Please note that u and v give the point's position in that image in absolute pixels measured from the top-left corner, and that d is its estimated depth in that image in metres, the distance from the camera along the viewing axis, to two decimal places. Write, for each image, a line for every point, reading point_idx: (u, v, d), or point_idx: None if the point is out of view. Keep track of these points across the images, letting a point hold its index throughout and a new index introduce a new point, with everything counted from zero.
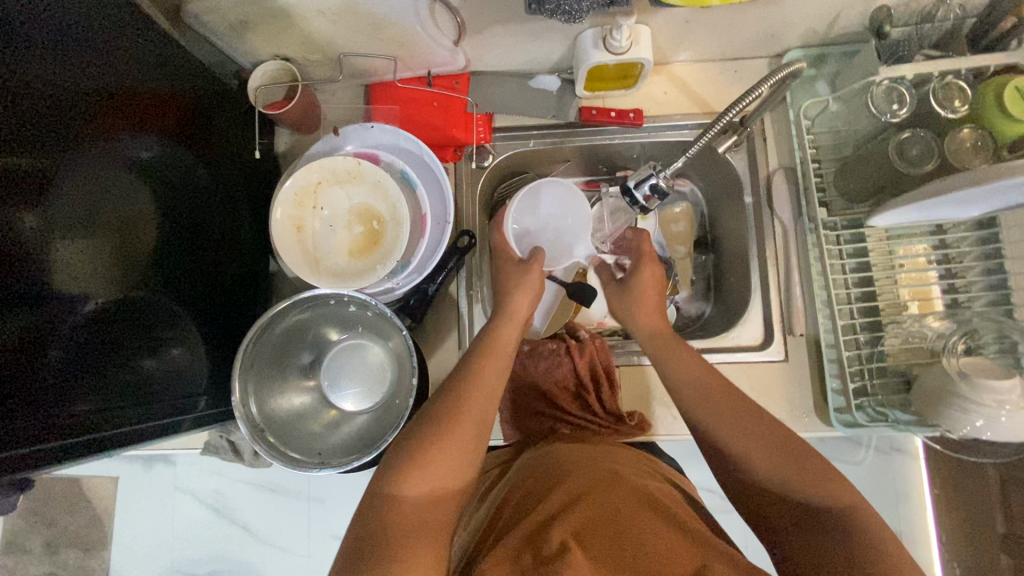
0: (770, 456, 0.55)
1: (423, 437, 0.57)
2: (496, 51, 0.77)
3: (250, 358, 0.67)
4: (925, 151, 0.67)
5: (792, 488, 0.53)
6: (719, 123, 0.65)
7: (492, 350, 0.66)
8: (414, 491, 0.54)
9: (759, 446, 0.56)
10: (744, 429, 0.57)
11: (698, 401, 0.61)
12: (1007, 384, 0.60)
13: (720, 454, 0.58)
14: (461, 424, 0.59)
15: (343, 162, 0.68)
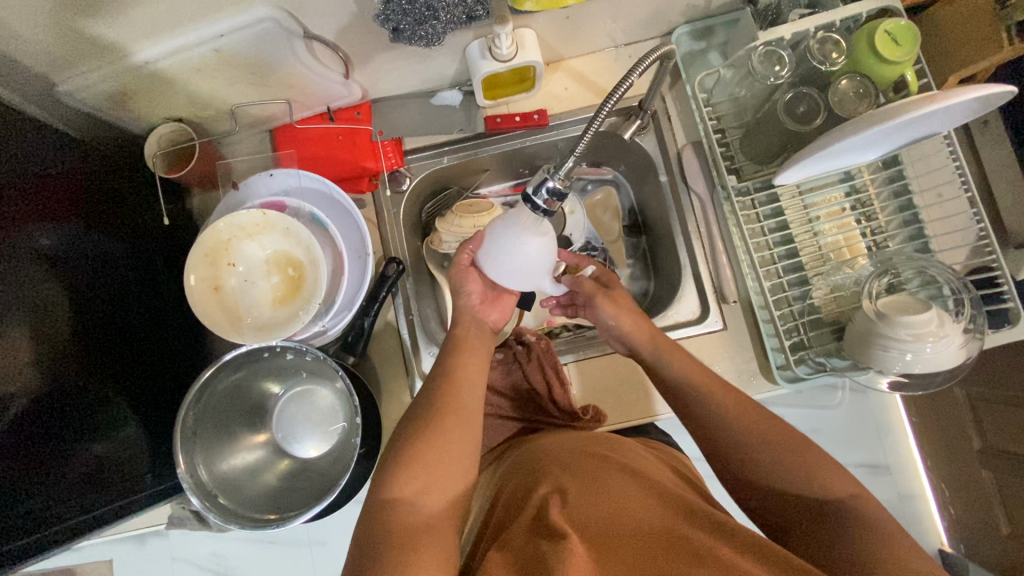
0: (763, 432, 0.57)
1: (418, 435, 0.57)
2: (389, 77, 0.76)
3: (193, 426, 0.66)
4: (811, 107, 0.69)
5: (782, 473, 0.55)
6: (602, 113, 0.57)
7: (466, 347, 0.67)
8: (409, 492, 0.54)
9: (755, 424, 0.57)
10: (745, 416, 0.58)
11: (693, 385, 0.62)
12: (922, 318, 0.63)
13: (722, 450, 0.58)
14: (456, 414, 0.59)
15: (248, 216, 0.67)
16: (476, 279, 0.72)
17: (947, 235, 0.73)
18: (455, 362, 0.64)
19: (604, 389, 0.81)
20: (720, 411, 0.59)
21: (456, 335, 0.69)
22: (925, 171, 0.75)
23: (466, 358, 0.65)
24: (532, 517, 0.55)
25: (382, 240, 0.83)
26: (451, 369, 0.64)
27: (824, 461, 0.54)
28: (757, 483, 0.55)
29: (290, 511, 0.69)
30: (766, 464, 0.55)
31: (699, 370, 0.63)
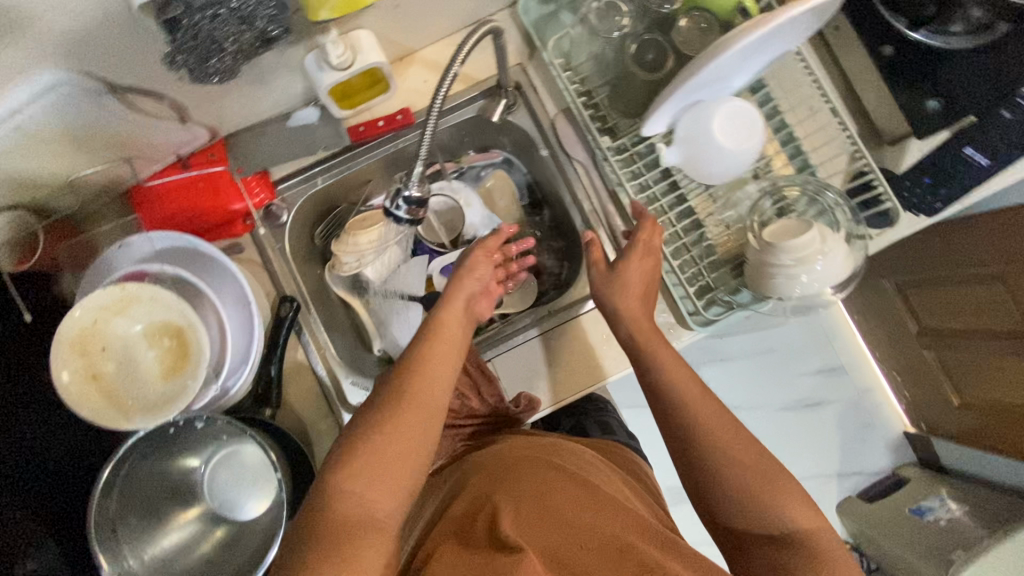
0: (724, 437, 0.58)
1: (374, 428, 0.53)
2: (233, 110, 0.72)
3: (114, 526, 0.64)
4: (661, 51, 0.69)
5: (732, 472, 0.56)
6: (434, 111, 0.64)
7: (439, 334, 0.62)
8: (357, 491, 0.51)
9: (717, 437, 0.58)
10: (708, 404, 0.60)
11: (669, 364, 0.62)
12: (804, 240, 0.63)
13: (686, 430, 0.59)
14: (421, 410, 0.55)
15: (105, 294, 0.63)
16: (478, 266, 0.68)
17: (821, 147, 0.74)
18: (416, 354, 0.59)
19: (533, 374, 0.79)
20: (688, 415, 0.59)
21: (437, 321, 0.63)
22: (788, 89, 0.75)
23: (434, 350, 0.60)
24: (487, 528, 0.54)
25: (274, 279, 0.79)
26: (421, 358, 0.59)
27: (777, 473, 0.56)
28: (727, 465, 0.56)
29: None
30: (725, 458, 0.57)
31: (678, 365, 0.62)
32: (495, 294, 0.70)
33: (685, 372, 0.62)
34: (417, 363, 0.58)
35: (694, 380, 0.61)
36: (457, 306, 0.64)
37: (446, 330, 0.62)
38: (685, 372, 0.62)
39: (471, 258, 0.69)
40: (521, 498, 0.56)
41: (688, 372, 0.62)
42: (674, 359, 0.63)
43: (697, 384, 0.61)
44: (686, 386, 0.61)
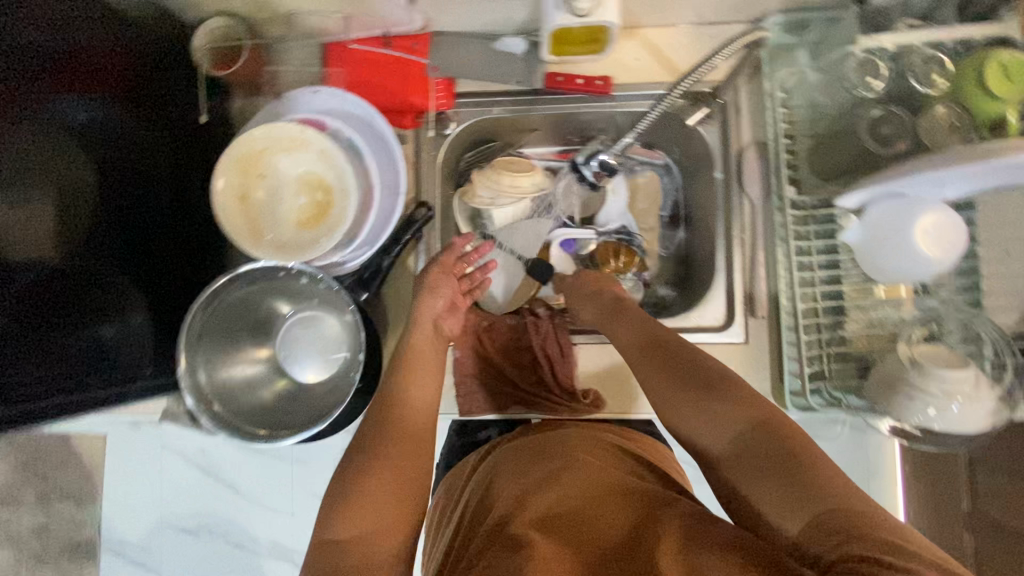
0: (720, 409, 0.55)
1: (353, 470, 0.58)
2: (456, 11, 0.72)
3: (198, 330, 0.66)
4: (898, 129, 0.65)
5: (731, 439, 0.53)
6: (676, 90, 0.69)
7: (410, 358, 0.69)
8: (357, 531, 0.53)
9: (716, 408, 0.55)
10: (682, 386, 0.58)
11: (648, 363, 0.63)
12: (956, 375, 0.60)
13: (678, 417, 0.58)
14: (400, 447, 0.60)
15: (286, 129, 0.65)
16: (438, 284, 0.73)
17: None
18: (403, 392, 0.66)
19: (610, 377, 0.77)
20: (682, 400, 0.58)
21: (410, 351, 0.70)
22: None
23: (417, 390, 0.67)
24: (489, 531, 0.55)
25: (417, 181, 0.80)
26: (399, 396, 0.66)
27: (779, 419, 0.52)
28: (718, 439, 0.54)
29: (278, 432, 0.69)
30: (710, 432, 0.55)
31: (662, 357, 0.62)
32: (459, 308, 0.75)
33: (675, 361, 0.61)
34: (405, 399, 0.65)
35: (680, 364, 0.60)
36: (425, 335, 0.71)
37: (418, 360, 0.69)
38: (677, 357, 0.61)
39: (435, 276, 0.74)
40: (513, 493, 0.58)
41: (683, 355, 0.61)
42: (669, 349, 0.63)
43: (691, 363, 0.60)
44: (676, 372, 0.60)
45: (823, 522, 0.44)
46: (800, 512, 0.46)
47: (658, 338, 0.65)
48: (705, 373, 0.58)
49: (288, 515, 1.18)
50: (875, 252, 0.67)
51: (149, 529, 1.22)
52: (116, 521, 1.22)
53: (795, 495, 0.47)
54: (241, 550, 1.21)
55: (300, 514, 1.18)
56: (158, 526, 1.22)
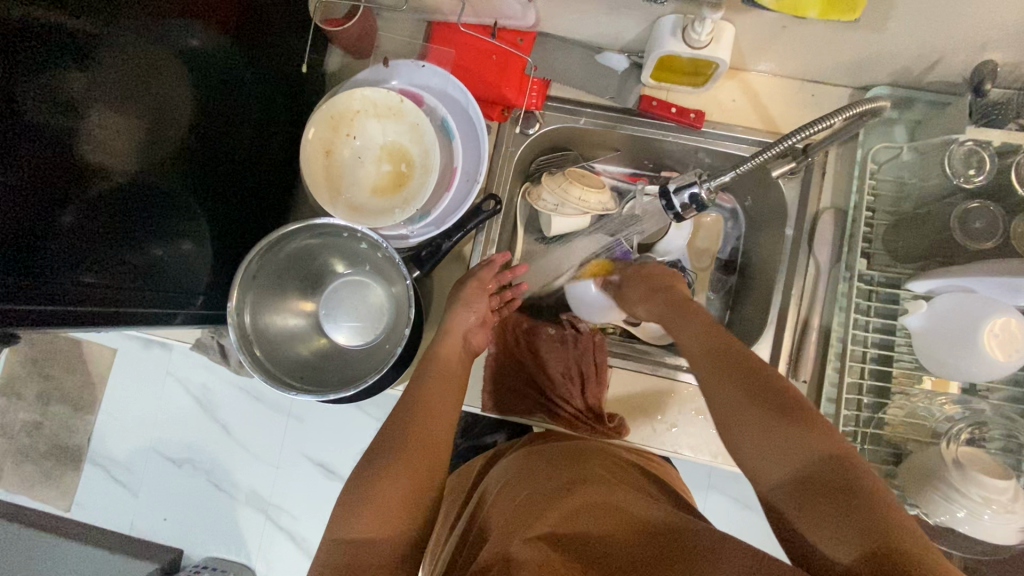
0: (780, 428, 0.50)
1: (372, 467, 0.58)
2: (570, 17, 0.72)
3: (254, 272, 0.66)
4: (988, 227, 0.64)
5: (777, 452, 0.49)
6: (781, 145, 0.62)
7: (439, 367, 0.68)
8: (367, 536, 0.53)
9: (773, 421, 0.50)
10: (741, 382, 0.54)
11: (707, 357, 0.59)
12: (999, 485, 0.58)
13: (726, 419, 0.54)
14: (419, 447, 0.60)
15: (385, 96, 0.66)
16: (475, 299, 0.73)
17: None
18: (422, 392, 0.65)
19: (638, 408, 0.76)
20: (736, 411, 0.53)
21: (436, 356, 0.70)
22: None
23: (433, 393, 0.66)
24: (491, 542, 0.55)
25: (489, 173, 0.81)
26: (421, 398, 0.65)
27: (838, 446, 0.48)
28: (761, 447, 0.50)
29: (308, 388, 0.69)
30: (757, 440, 0.51)
31: (731, 362, 0.57)
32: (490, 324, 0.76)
33: (731, 366, 0.56)
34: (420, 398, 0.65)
35: (739, 366, 0.56)
36: (454, 344, 0.71)
37: (445, 362, 0.69)
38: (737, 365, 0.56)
39: (471, 291, 0.74)
40: (519, 508, 0.57)
41: (744, 364, 0.56)
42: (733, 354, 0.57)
43: (757, 375, 0.54)
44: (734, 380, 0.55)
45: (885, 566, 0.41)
46: (854, 538, 0.43)
47: (724, 339, 0.60)
48: (762, 377, 0.54)
49: (276, 468, 1.19)
50: (931, 347, 0.66)
51: (139, 449, 1.23)
52: (109, 434, 1.23)
53: (846, 520, 0.44)
54: (222, 492, 1.21)
55: (287, 469, 1.19)
56: (147, 449, 1.23)
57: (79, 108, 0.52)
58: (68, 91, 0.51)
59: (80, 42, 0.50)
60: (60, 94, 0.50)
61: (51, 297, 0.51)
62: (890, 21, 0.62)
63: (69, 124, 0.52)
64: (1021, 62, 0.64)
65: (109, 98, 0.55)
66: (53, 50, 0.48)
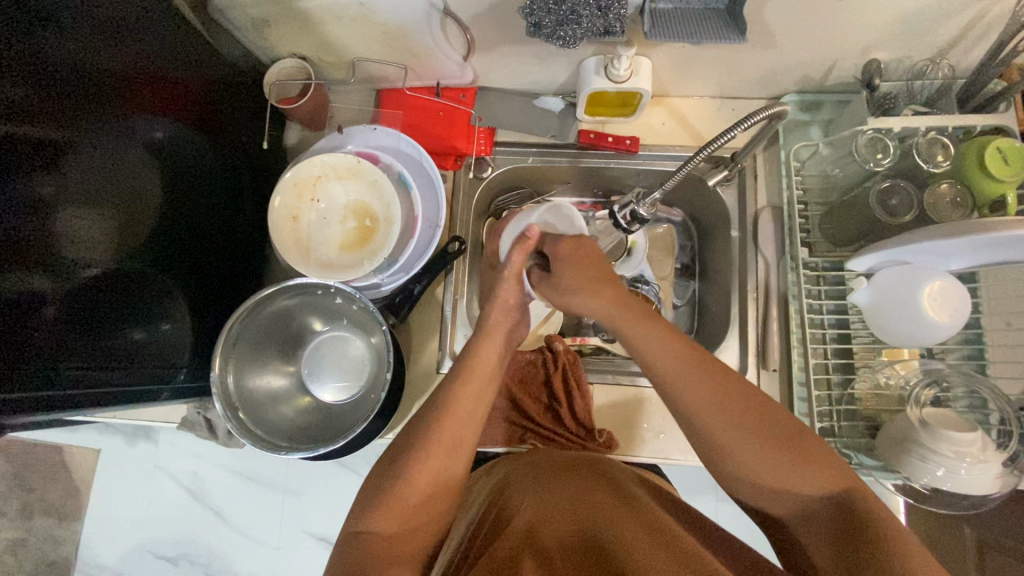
0: (775, 457, 0.51)
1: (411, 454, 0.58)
2: (503, 70, 0.80)
3: (235, 337, 0.67)
4: (905, 201, 0.71)
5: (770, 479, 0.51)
6: (697, 157, 0.66)
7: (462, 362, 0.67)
8: (386, 531, 0.55)
9: (810, 465, 0.50)
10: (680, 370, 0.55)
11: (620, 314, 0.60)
12: (968, 437, 0.61)
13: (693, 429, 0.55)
14: (455, 435, 0.60)
15: (343, 159, 0.71)
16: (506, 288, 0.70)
17: (1009, 364, 0.71)
18: (443, 409, 0.61)
19: (624, 420, 0.78)
20: (710, 427, 0.53)
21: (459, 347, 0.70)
22: (1005, 295, 0.72)
23: (460, 406, 0.62)
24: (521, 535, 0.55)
25: (450, 218, 0.86)
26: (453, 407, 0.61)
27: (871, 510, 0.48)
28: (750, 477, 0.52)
29: (298, 446, 0.70)
30: (741, 462, 0.52)
31: (709, 387, 0.54)
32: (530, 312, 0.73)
33: (726, 417, 0.53)
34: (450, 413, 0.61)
35: (735, 419, 0.52)
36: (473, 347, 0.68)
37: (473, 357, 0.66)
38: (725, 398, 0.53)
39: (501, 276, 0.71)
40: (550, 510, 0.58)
41: (738, 406, 0.53)
42: (763, 430, 0.52)
43: (790, 445, 0.51)
44: (764, 459, 0.51)
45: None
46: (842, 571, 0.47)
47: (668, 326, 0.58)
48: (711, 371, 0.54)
49: (277, 548, 1.16)
50: (881, 321, 0.71)
51: (130, 550, 1.19)
52: (97, 538, 1.20)
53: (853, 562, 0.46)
54: None
55: (288, 548, 1.15)
56: (138, 548, 1.19)
57: (57, 206, 0.56)
58: (46, 192, 0.54)
59: (54, 145, 0.55)
60: (39, 195, 0.54)
61: (34, 387, 0.53)
62: (781, 37, 0.70)
63: (47, 223, 0.55)
64: (902, 57, 0.73)
65: (84, 195, 0.58)
66: (30, 156, 0.52)
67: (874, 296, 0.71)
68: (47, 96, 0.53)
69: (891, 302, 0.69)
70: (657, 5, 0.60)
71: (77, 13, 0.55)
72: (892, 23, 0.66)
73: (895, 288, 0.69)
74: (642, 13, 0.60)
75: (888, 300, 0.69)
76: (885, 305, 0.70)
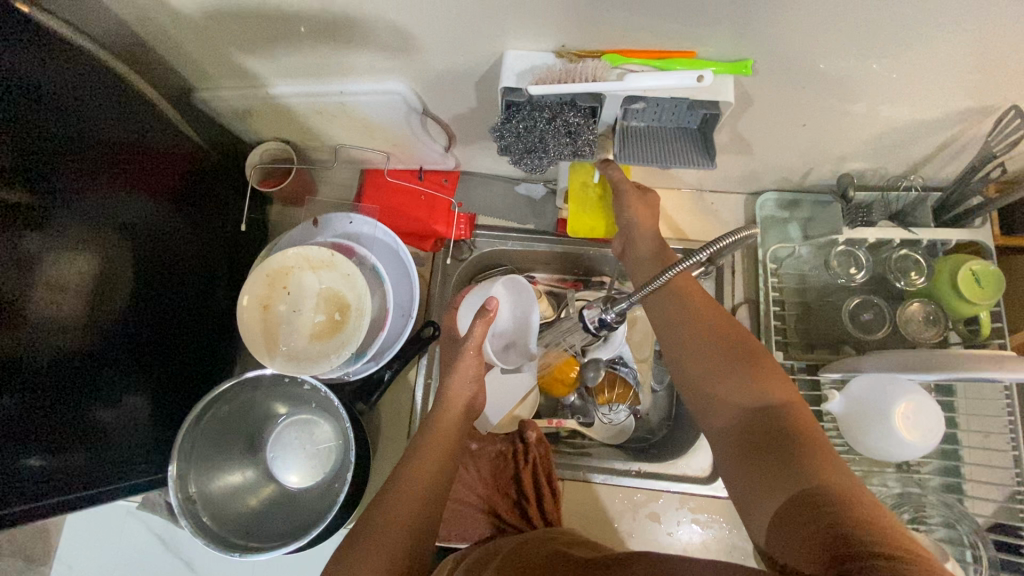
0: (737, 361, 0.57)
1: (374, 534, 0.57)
2: (484, 159, 0.81)
3: (194, 431, 0.66)
4: (877, 315, 0.72)
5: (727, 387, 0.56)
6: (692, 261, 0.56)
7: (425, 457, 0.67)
8: None
9: (765, 381, 0.55)
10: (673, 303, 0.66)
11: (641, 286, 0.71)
12: None
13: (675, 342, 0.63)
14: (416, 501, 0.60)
15: (317, 251, 0.71)
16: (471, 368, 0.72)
17: (984, 484, 0.69)
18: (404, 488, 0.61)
19: (593, 518, 0.77)
20: (687, 333, 0.62)
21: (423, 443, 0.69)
22: (980, 411, 0.71)
23: (415, 488, 0.62)
24: None
25: (427, 299, 0.86)
26: (412, 480, 0.62)
27: (806, 425, 0.50)
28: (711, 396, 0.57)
29: (254, 543, 0.68)
30: (706, 362, 0.59)
31: (705, 303, 0.64)
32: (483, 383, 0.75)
33: (709, 338, 0.61)
34: (416, 480, 0.62)
35: (723, 344, 0.60)
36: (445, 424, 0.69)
37: (439, 437, 0.68)
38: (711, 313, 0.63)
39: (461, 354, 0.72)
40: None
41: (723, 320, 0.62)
42: (736, 351, 0.58)
43: (752, 361, 0.57)
44: (724, 367, 0.58)
45: (807, 519, 0.42)
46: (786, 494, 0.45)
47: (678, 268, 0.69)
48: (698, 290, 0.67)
49: None
50: (856, 424, 0.68)
51: None
52: None
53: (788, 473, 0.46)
54: None
55: None
56: None
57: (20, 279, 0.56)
58: (15, 253, 0.56)
59: (26, 208, 0.56)
60: None
61: None
62: (756, 144, 0.71)
63: (13, 283, 0.56)
64: (877, 168, 0.73)
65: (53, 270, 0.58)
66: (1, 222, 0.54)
67: (850, 406, 0.69)
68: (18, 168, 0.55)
69: (872, 412, 0.67)
70: (629, 123, 0.61)
71: (59, 105, 0.57)
72: (865, 139, 0.67)
73: (871, 396, 0.67)
74: (614, 131, 0.61)
75: (867, 409, 0.67)
76: (864, 414, 0.67)
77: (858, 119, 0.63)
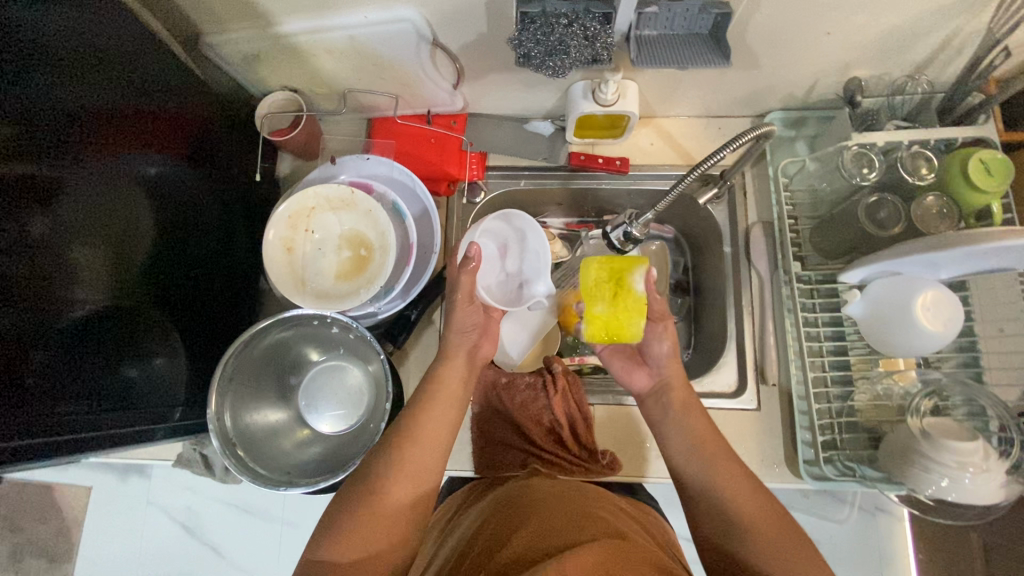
0: (751, 503, 0.57)
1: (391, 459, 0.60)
2: (493, 97, 0.81)
3: (231, 372, 0.67)
4: (892, 213, 0.72)
5: (742, 526, 0.56)
6: (689, 176, 0.65)
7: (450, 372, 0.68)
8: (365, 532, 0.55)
9: (782, 534, 0.55)
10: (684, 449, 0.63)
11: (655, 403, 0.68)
12: (969, 447, 0.62)
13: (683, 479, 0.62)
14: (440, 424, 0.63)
15: (337, 190, 0.72)
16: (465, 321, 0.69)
17: (1006, 371, 0.71)
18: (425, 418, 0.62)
19: (626, 440, 0.79)
20: (696, 477, 0.61)
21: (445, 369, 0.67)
22: (996, 302, 0.72)
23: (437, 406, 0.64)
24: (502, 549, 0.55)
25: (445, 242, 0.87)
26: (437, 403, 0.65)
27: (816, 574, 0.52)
28: (725, 517, 0.57)
29: (296, 481, 0.69)
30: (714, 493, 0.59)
31: (748, 494, 0.58)
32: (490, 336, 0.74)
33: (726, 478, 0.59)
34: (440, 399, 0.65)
35: (773, 517, 0.56)
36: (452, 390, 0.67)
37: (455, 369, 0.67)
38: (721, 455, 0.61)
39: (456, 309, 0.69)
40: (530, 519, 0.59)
41: (728, 455, 0.62)
42: (751, 493, 0.58)
43: (765, 508, 0.57)
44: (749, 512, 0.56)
45: None
46: None
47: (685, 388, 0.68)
48: (711, 432, 0.64)
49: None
50: (875, 330, 0.71)
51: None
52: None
53: None
54: None
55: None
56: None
57: (48, 247, 0.54)
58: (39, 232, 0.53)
59: (49, 180, 0.54)
60: (34, 236, 0.53)
61: (30, 428, 0.51)
62: (763, 58, 0.72)
63: (48, 260, 0.54)
64: (881, 74, 0.75)
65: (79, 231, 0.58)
66: (25, 196, 0.51)
67: (859, 305, 0.73)
68: (42, 133, 0.53)
69: (888, 310, 0.69)
70: (641, 32, 0.62)
71: (71, 50, 0.55)
72: (869, 44, 0.69)
73: (878, 292, 0.70)
74: (628, 40, 0.61)
75: (880, 310, 0.70)
76: (877, 314, 0.70)
77: (862, 21, 0.64)
